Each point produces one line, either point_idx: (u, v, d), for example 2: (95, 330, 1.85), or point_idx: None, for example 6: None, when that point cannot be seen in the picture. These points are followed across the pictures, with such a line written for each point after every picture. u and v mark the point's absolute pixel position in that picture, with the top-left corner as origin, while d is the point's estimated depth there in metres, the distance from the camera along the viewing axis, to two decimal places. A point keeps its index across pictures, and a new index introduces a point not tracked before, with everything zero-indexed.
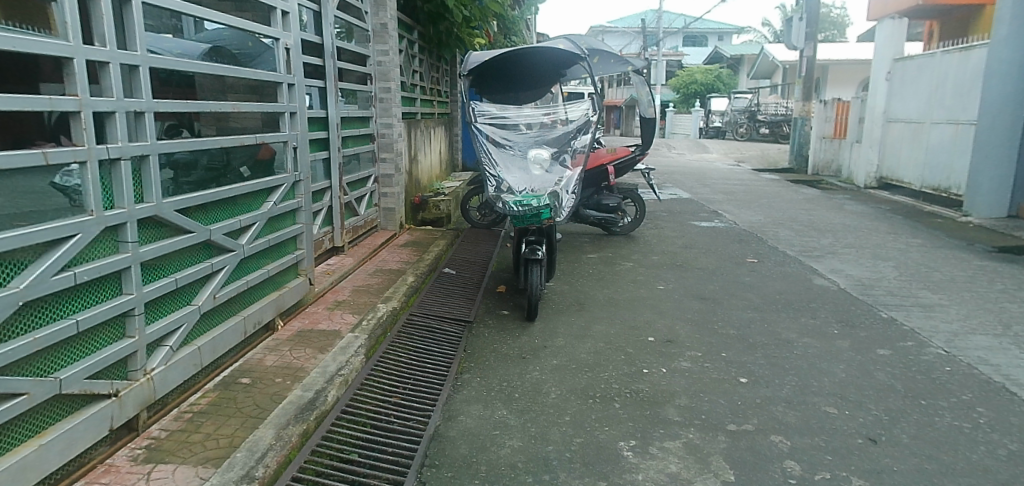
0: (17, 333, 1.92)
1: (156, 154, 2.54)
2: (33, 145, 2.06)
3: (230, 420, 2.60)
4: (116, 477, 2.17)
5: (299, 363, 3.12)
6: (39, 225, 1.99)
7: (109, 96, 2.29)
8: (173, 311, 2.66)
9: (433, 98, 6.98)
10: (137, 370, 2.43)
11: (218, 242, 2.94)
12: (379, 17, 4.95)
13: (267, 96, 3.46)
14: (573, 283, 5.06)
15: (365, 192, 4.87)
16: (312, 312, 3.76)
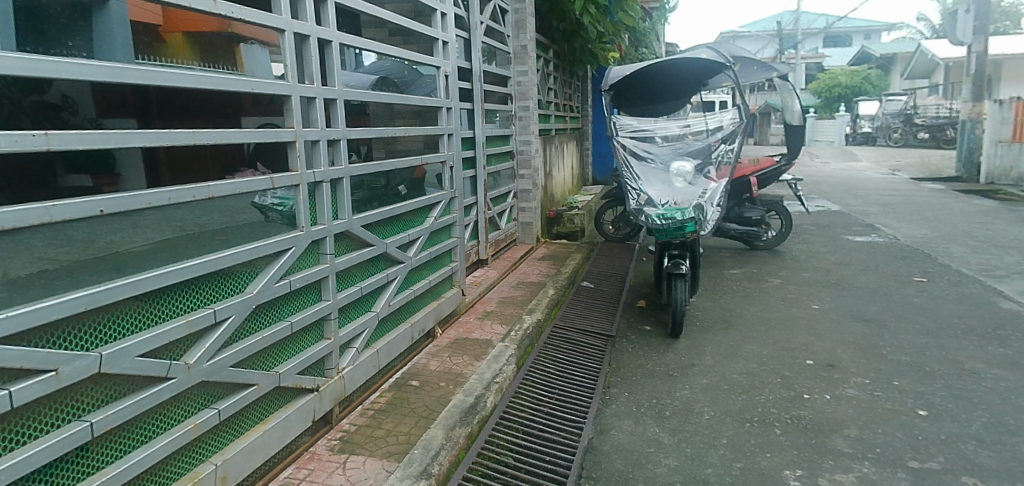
0: (249, 333, 2.29)
1: (348, 176, 2.85)
2: (237, 172, 2.31)
3: (406, 419, 2.80)
4: (319, 463, 2.45)
5: (458, 369, 3.30)
6: (265, 241, 2.36)
7: (316, 126, 2.64)
8: (358, 317, 2.96)
9: (565, 113, 7.13)
10: (331, 368, 2.72)
11: (392, 254, 3.23)
12: (520, 39, 5.17)
13: (429, 120, 3.74)
14: (716, 299, 4.88)
15: (506, 207, 5.08)
16: (465, 321, 3.97)
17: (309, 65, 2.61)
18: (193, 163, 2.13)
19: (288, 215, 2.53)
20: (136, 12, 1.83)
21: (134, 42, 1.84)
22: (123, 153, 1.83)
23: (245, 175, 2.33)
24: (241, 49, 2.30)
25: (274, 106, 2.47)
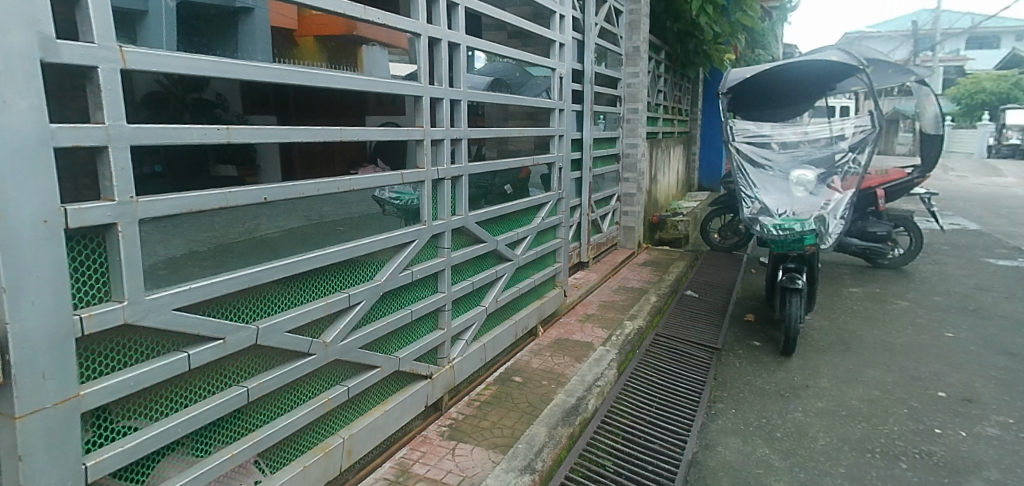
0: (375, 318, 2.44)
1: (467, 174, 2.96)
2: (360, 166, 2.42)
3: (510, 413, 2.85)
4: (431, 447, 2.55)
5: (560, 369, 3.32)
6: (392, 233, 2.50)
7: (442, 126, 2.76)
8: (468, 310, 3.07)
9: (674, 117, 6.97)
10: (443, 358, 2.83)
11: (502, 252, 3.31)
12: (633, 41, 5.12)
13: (541, 120, 3.78)
14: (833, 319, 4.57)
15: (609, 209, 5.05)
16: (566, 322, 3.99)
17: (440, 67, 2.73)
18: (324, 158, 2.28)
19: (413, 209, 2.67)
20: (275, 18, 1.98)
21: (272, 45, 1.99)
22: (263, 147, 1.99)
23: (368, 171, 2.45)
24: (364, 50, 2.39)
25: (395, 106, 2.61)
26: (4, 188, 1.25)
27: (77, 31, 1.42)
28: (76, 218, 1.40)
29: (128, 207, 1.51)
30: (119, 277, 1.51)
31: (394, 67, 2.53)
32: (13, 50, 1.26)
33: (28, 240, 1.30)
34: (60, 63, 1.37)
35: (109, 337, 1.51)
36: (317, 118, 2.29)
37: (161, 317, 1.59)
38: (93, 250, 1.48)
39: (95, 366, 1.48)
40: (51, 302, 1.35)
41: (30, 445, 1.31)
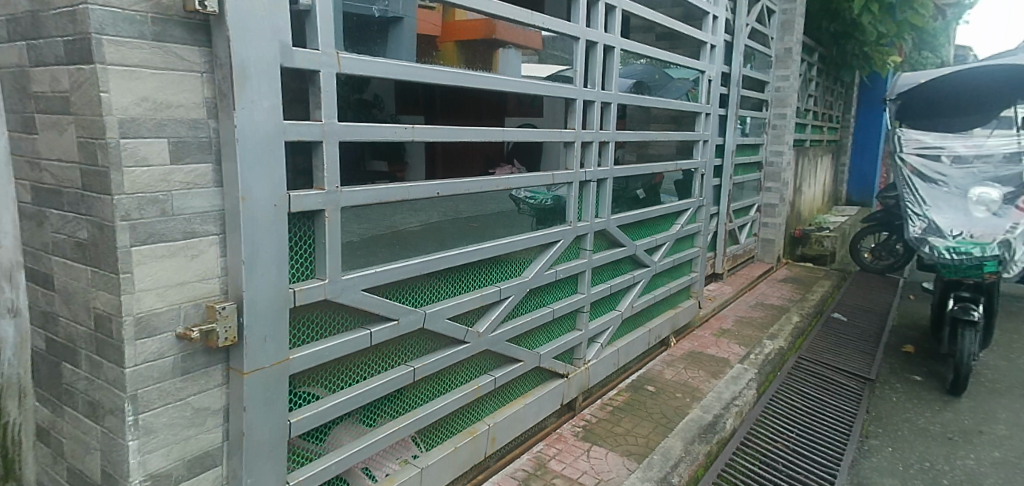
0: (520, 313, 2.52)
1: (611, 177, 2.94)
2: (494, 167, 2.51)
3: (644, 422, 2.81)
4: (566, 446, 2.59)
5: (695, 383, 3.22)
6: (532, 234, 2.52)
7: (592, 129, 2.77)
8: (604, 314, 3.07)
9: (824, 124, 6.52)
10: (580, 358, 2.86)
11: (640, 258, 3.27)
12: (785, 42, 4.87)
13: (685, 125, 3.66)
14: (1014, 360, 4.00)
15: (748, 220, 4.90)
16: (699, 335, 3.87)
17: (594, 70, 2.75)
18: (463, 156, 2.42)
19: (547, 207, 2.68)
20: (421, 26, 2.03)
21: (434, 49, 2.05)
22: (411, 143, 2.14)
23: (502, 172, 2.50)
24: (500, 51, 2.38)
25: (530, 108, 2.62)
26: (249, 173, 1.45)
27: (303, 38, 1.61)
28: (296, 203, 1.58)
29: (334, 195, 1.69)
30: (322, 258, 1.69)
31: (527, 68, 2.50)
32: (261, 55, 1.45)
33: (262, 219, 1.49)
34: (291, 67, 1.56)
35: (312, 310, 1.69)
36: (460, 118, 2.42)
37: (352, 295, 1.76)
38: (304, 233, 1.67)
39: (301, 334, 1.66)
40: (275, 275, 1.53)
41: (252, 398, 1.48)
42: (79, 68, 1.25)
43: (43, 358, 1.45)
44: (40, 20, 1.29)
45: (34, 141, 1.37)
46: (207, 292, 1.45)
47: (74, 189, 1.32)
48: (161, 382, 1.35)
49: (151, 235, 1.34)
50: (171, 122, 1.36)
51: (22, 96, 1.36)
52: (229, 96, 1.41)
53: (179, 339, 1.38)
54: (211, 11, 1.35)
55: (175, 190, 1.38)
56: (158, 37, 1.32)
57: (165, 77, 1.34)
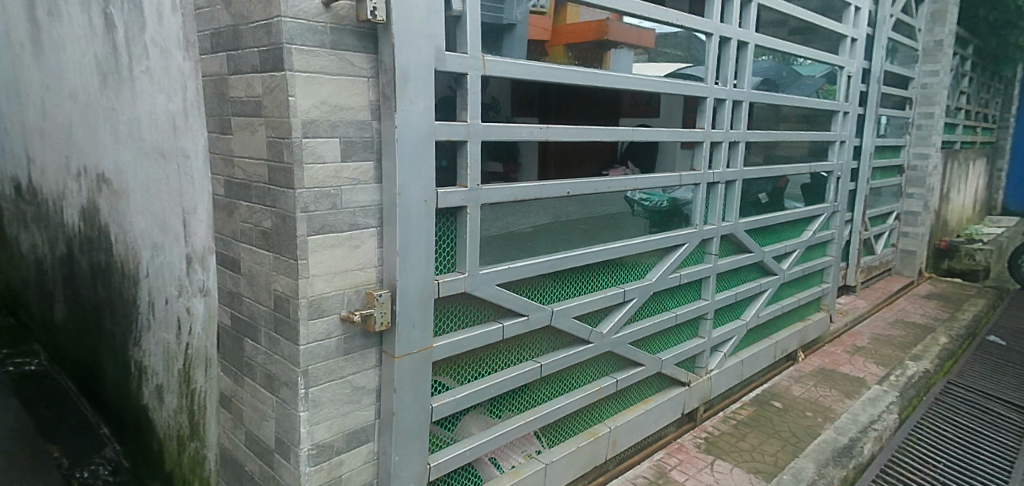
0: (643, 316, 2.49)
1: (740, 179, 2.83)
2: (609, 169, 2.28)
3: (771, 439, 2.67)
4: (688, 457, 2.51)
5: (827, 403, 3.02)
6: (647, 237, 2.43)
7: (721, 128, 2.67)
8: (727, 323, 2.96)
9: (979, 124, 5.88)
10: (702, 367, 2.78)
11: (768, 265, 3.13)
12: (934, 33, 4.47)
13: (820, 125, 3.44)
14: None
15: (885, 229, 4.56)
16: (830, 352, 3.65)
17: (726, 67, 2.66)
18: (576, 157, 2.16)
19: (662, 210, 2.56)
20: (534, 32, 1.90)
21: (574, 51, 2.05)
22: (524, 143, 1.96)
23: (618, 172, 2.30)
24: (613, 52, 2.20)
25: (649, 108, 2.43)
26: (407, 169, 1.51)
27: (453, 43, 1.66)
28: (443, 200, 1.65)
29: (475, 193, 1.75)
30: (463, 251, 1.76)
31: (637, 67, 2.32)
32: (421, 61, 1.51)
33: (416, 215, 1.56)
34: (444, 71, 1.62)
35: (452, 302, 1.77)
36: (575, 113, 2.18)
37: (488, 289, 1.82)
38: (447, 227, 1.75)
39: (443, 323, 1.75)
40: (425, 266, 1.59)
41: (401, 381, 1.55)
42: (272, 76, 1.35)
43: (229, 333, 1.58)
44: (240, 33, 1.39)
45: (229, 141, 1.49)
46: (366, 280, 1.54)
47: (263, 183, 1.44)
48: (328, 359, 1.45)
49: (323, 226, 1.43)
50: (342, 124, 1.44)
51: (221, 102, 1.49)
52: (392, 99, 1.47)
53: (342, 320, 1.48)
54: (381, 20, 1.41)
55: (343, 186, 1.46)
56: (335, 45, 1.40)
57: (340, 82, 1.42)
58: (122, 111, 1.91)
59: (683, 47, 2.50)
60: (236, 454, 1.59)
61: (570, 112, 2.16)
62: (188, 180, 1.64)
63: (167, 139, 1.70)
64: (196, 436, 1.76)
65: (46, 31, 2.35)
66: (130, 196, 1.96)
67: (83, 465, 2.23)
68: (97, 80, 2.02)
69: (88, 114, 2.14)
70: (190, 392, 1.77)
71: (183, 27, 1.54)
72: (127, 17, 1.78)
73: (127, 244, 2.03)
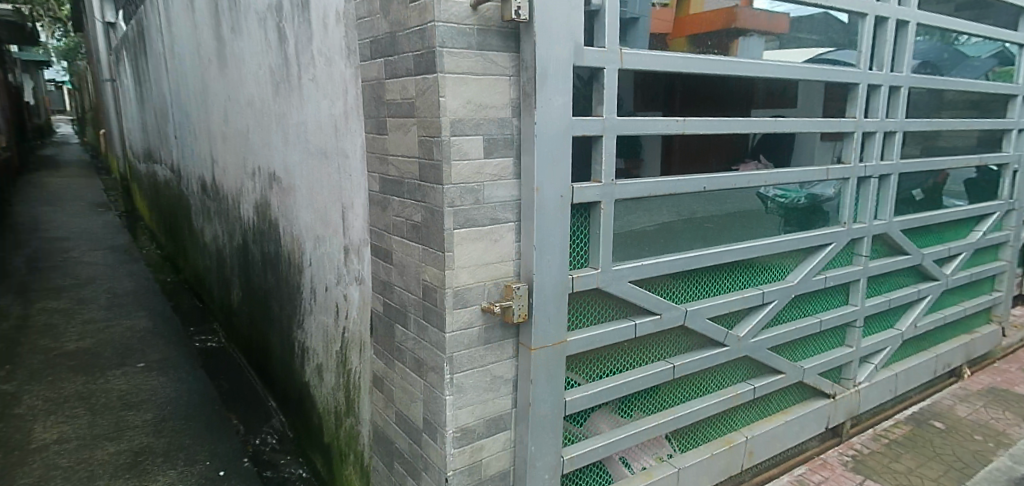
0: (783, 321, 2.33)
1: (897, 172, 2.54)
2: (739, 164, 2.08)
3: (933, 463, 2.38)
4: (832, 475, 2.32)
5: (1002, 427, 2.64)
6: (780, 238, 2.23)
7: (875, 117, 2.41)
8: (879, 332, 2.69)
9: None
10: (849, 379, 2.55)
11: (928, 269, 2.79)
12: None
13: (995, 111, 3.01)
14: None
15: None
16: (1004, 369, 3.20)
17: (883, 50, 2.39)
18: (702, 152, 1.97)
19: (798, 207, 2.33)
20: (656, 24, 1.76)
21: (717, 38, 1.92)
22: (647, 138, 1.77)
23: (749, 167, 2.10)
24: (739, 40, 1.97)
25: (785, 98, 2.17)
26: (544, 164, 1.46)
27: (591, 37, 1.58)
28: (579, 195, 1.58)
29: (610, 189, 1.64)
30: (597, 249, 1.67)
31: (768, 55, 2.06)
32: (560, 56, 1.43)
33: (552, 212, 1.50)
34: (581, 66, 1.53)
35: (585, 298, 1.73)
36: (704, 108, 1.95)
37: (621, 286, 1.74)
38: (581, 223, 1.68)
39: (577, 319, 1.72)
40: (561, 261, 1.55)
41: (537, 373, 1.55)
42: (424, 78, 1.38)
43: (381, 319, 1.71)
44: (396, 39, 1.47)
45: (384, 141, 1.60)
46: (504, 273, 1.54)
47: (414, 180, 1.51)
48: (470, 348, 1.49)
49: (467, 221, 1.44)
50: (487, 122, 1.42)
51: (377, 104, 1.60)
52: (531, 96, 1.42)
53: (483, 311, 1.51)
54: (523, 19, 1.35)
55: (486, 182, 1.45)
56: (480, 46, 1.38)
57: (484, 81, 1.40)
58: (292, 116, 2.16)
59: (819, 30, 2.21)
60: (387, 432, 1.73)
61: (700, 106, 1.93)
62: (347, 178, 1.82)
63: (329, 140, 1.90)
64: (351, 412, 1.94)
65: (229, 47, 2.70)
66: (297, 192, 2.21)
67: (256, 432, 2.54)
68: (271, 89, 2.30)
69: (262, 119, 2.43)
70: (347, 372, 1.96)
71: (346, 37, 1.70)
72: (297, 30, 2.00)
73: (294, 236, 2.30)
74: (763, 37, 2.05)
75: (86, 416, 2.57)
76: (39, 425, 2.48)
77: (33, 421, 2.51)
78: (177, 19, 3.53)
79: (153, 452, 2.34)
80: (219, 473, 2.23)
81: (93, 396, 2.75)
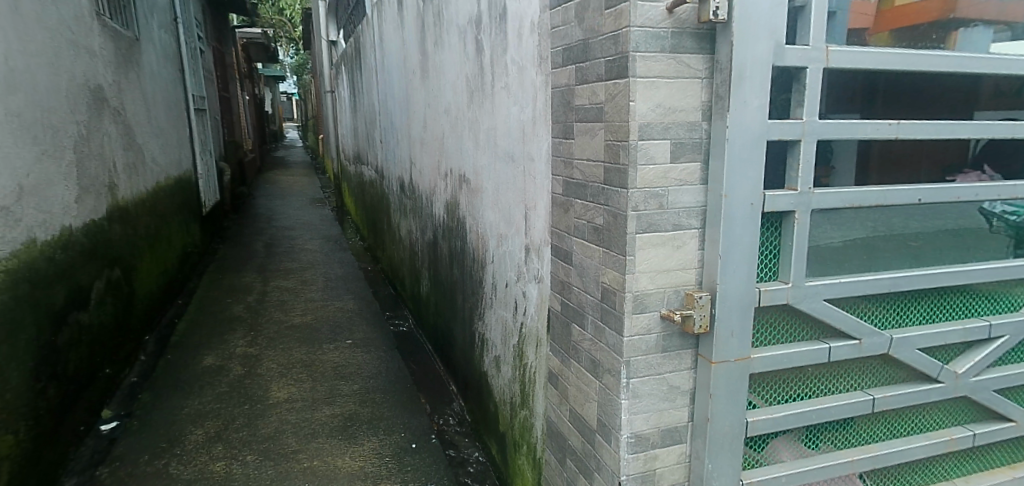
0: (1015, 360, 1.94)
1: None
2: (958, 173, 1.72)
3: None
4: None
5: None
6: (1016, 261, 1.82)
7: None
8: None
9: None
10: None
11: None
12: None
13: None
14: None
15: None
16: None
17: None
18: (909, 159, 1.64)
19: None
20: (856, 18, 1.50)
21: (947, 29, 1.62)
22: (840, 143, 1.51)
23: (971, 178, 1.73)
24: (961, 32, 1.62)
25: None
26: (735, 170, 1.37)
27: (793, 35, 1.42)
28: (769, 203, 1.42)
29: (806, 197, 1.45)
30: (788, 261, 1.49)
31: (999, 47, 1.67)
32: (760, 56, 1.33)
33: (740, 220, 1.40)
34: (780, 67, 1.38)
35: (772, 313, 1.56)
36: (912, 108, 1.62)
37: (814, 304, 1.53)
38: (770, 233, 1.50)
39: (762, 334, 1.56)
40: (749, 273, 1.43)
41: (718, 388, 1.47)
42: (615, 83, 1.40)
43: (559, 318, 1.77)
44: (589, 46, 1.50)
45: (570, 145, 1.65)
46: (687, 280, 1.47)
47: (598, 183, 1.52)
48: (648, 354, 1.47)
49: (650, 225, 1.40)
50: (675, 126, 1.39)
51: (566, 109, 1.66)
52: (725, 99, 1.35)
53: (662, 317, 1.46)
54: (721, 19, 1.29)
55: (672, 186, 1.41)
56: (674, 49, 1.35)
57: (676, 85, 1.37)
58: (484, 122, 2.33)
59: None
60: (561, 429, 1.78)
61: (912, 109, 1.62)
62: (532, 181, 1.91)
63: (518, 144, 2.01)
64: (526, 405, 2.03)
65: (431, 60, 3.00)
66: (484, 192, 2.37)
67: (441, 413, 2.78)
68: (467, 96, 2.50)
69: (457, 125, 2.65)
70: (523, 366, 2.06)
71: (539, 45, 1.79)
72: (494, 41, 2.15)
73: (479, 233, 2.47)
74: (1012, 22, 1.68)
75: (310, 381, 3.04)
76: (275, 385, 2.99)
77: (271, 381, 3.03)
78: (388, 37, 4.00)
79: (359, 419, 2.69)
80: (410, 444, 2.50)
81: (314, 364, 3.24)
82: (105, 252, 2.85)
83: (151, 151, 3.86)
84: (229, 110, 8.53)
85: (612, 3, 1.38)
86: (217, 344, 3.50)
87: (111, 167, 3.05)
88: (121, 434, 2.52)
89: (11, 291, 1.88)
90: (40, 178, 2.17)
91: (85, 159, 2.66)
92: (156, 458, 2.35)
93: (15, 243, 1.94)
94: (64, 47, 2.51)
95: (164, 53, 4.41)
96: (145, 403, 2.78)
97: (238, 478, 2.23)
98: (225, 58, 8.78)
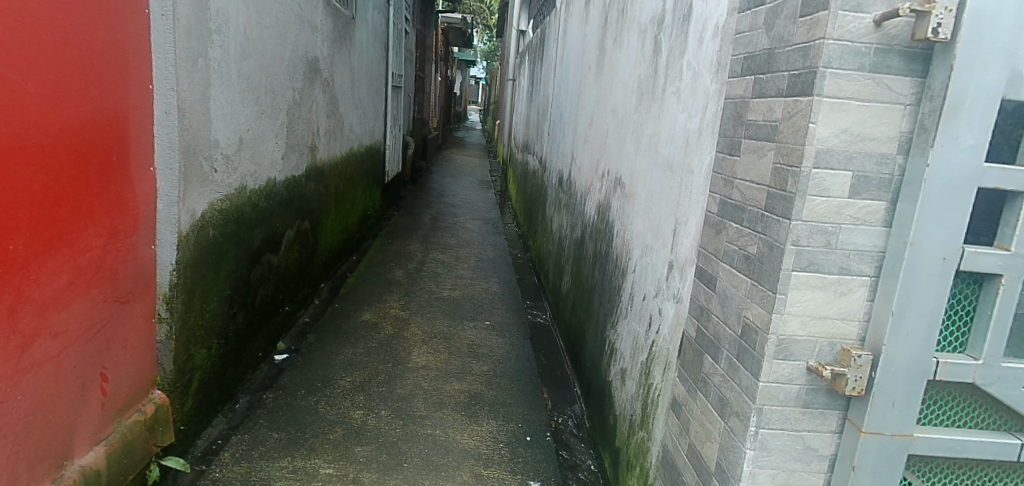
0: None
1: None
2: None
3: None
4: None
5: None
6: None
7: None
8: None
9: None
10: None
11: None
12: None
13: None
14: None
15: None
16: None
17: None
18: None
19: None
20: None
21: None
22: None
23: None
24: None
25: None
26: (928, 217, 1.15)
27: None
28: (968, 261, 1.17)
29: (1021, 260, 1.16)
30: (983, 333, 1.22)
31: None
32: (988, 85, 1.10)
33: (926, 276, 1.17)
34: (1011, 100, 1.12)
35: (950, 387, 1.30)
36: None
37: (1014, 391, 1.23)
38: (964, 294, 1.24)
39: (932, 410, 1.31)
40: (928, 339, 1.20)
41: (864, 462, 1.27)
42: (796, 100, 1.23)
43: (692, 346, 1.66)
44: (774, 57, 1.35)
45: (734, 163, 1.51)
46: (846, 334, 1.28)
47: (758, 209, 1.36)
48: (785, 406, 1.31)
49: (811, 264, 1.24)
50: (861, 156, 1.20)
51: (736, 123, 1.52)
52: (929, 132, 1.14)
53: (809, 369, 1.29)
54: (943, 38, 1.09)
55: (845, 224, 1.23)
56: (876, 68, 1.17)
57: (869, 109, 1.19)
58: (648, 126, 2.25)
59: None
60: (676, 461, 1.68)
61: None
62: (688, 195, 1.81)
63: (679, 154, 1.91)
64: (646, 426, 1.96)
65: (607, 57, 2.97)
66: (637, 199, 2.30)
67: (560, 412, 2.81)
68: (636, 98, 2.43)
69: (622, 126, 2.59)
70: (648, 384, 1.98)
71: (719, 51, 1.66)
72: (672, 42, 2.05)
73: (626, 240, 2.41)
74: None
75: (446, 353, 3.26)
76: (417, 350, 3.25)
77: (414, 346, 3.30)
78: (572, 31, 4.04)
79: (481, 399, 2.82)
80: (526, 436, 2.55)
81: (453, 338, 3.46)
82: (299, 205, 3.32)
83: (349, 121, 4.37)
84: (422, 89, 9.31)
85: (810, 11, 1.22)
86: (375, 301, 3.91)
87: (315, 130, 3.52)
88: (288, 366, 2.94)
89: (222, 229, 2.28)
90: (256, 134, 2.59)
91: (294, 121, 3.10)
92: (310, 393, 2.71)
93: (230, 189, 2.34)
94: (293, 24, 2.95)
95: (373, 32, 4.95)
96: (311, 343, 3.22)
97: (370, 429, 2.48)
98: (427, 40, 9.61)
